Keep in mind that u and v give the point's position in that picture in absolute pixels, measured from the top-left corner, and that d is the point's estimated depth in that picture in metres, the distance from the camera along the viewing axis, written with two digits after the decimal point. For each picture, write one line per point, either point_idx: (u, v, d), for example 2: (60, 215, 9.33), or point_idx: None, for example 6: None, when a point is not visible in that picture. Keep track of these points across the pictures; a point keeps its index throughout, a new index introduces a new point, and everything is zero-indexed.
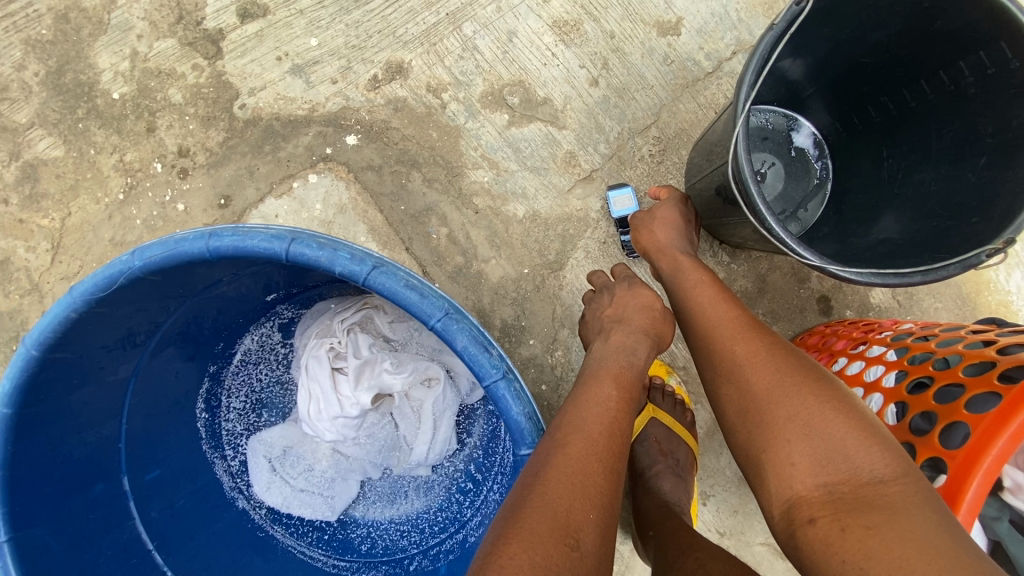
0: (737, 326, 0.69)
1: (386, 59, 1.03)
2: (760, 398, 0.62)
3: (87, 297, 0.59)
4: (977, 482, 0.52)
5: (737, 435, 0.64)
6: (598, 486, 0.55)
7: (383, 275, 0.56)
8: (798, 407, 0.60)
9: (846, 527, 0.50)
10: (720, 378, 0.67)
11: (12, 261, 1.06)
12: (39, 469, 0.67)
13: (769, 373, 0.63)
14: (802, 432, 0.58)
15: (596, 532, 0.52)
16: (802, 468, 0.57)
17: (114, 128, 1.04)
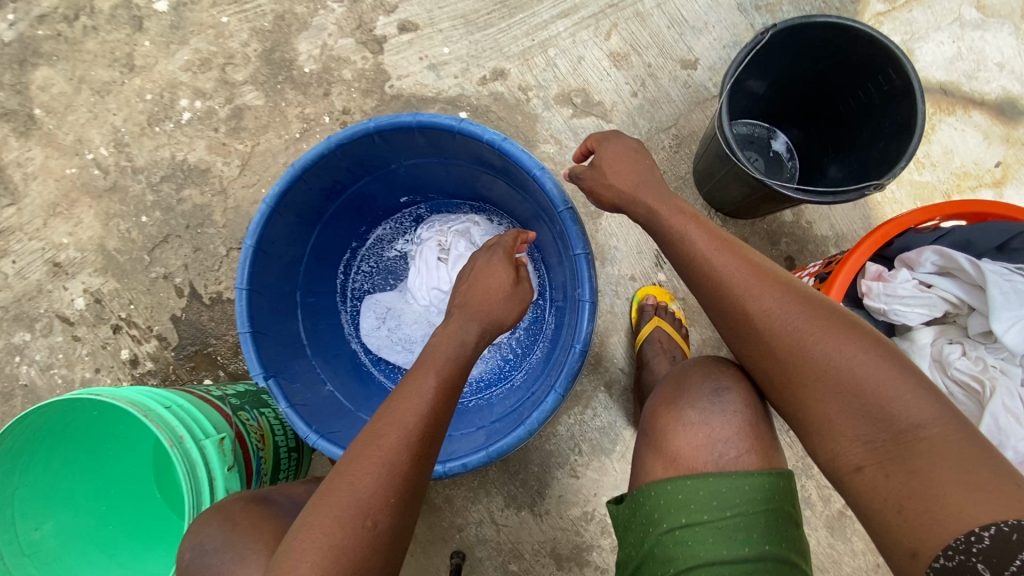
0: (764, 295, 0.85)
1: (494, 65, 1.50)
2: (797, 367, 0.81)
3: (337, 142, 0.99)
4: (840, 278, 0.90)
5: (782, 397, 0.85)
6: (399, 471, 0.75)
7: (511, 143, 0.96)
8: (831, 369, 0.79)
9: (890, 474, 0.73)
10: (758, 347, 0.86)
11: (211, 170, 1.49)
12: (268, 255, 1.03)
13: (796, 338, 0.82)
14: (839, 391, 0.78)
15: (390, 511, 0.73)
16: (846, 426, 0.78)
17: (301, 91, 1.51)
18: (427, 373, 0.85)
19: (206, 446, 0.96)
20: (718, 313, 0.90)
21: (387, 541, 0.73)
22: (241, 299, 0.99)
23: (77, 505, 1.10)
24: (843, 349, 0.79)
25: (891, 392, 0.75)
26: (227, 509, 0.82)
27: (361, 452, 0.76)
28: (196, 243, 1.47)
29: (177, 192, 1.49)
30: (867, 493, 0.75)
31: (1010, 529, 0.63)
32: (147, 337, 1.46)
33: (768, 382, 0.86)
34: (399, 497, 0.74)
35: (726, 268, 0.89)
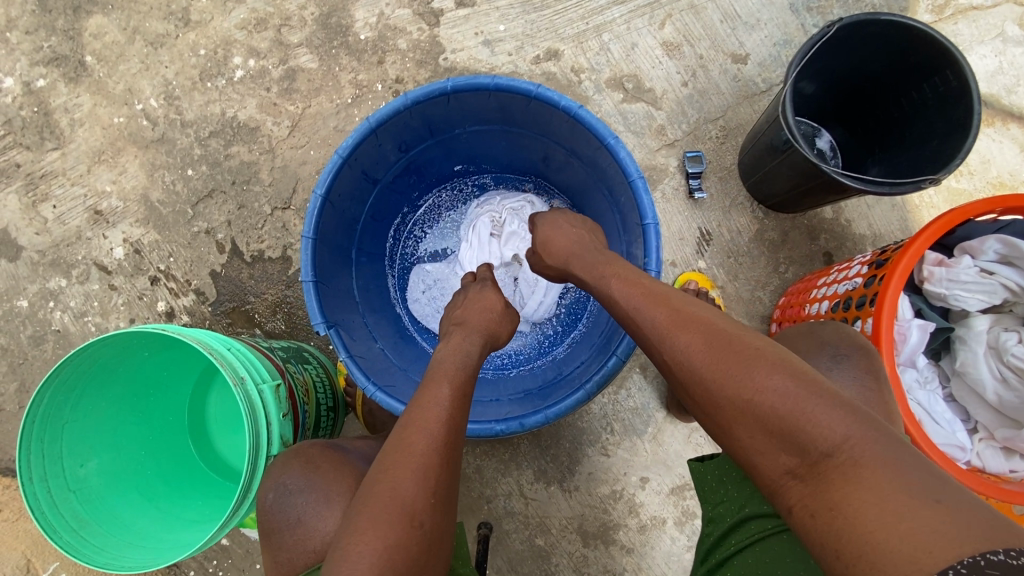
0: (670, 322, 0.79)
1: (548, 46, 1.52)
2: (711, 405, 0.69)
3: (413, 100, 1.00)
4: (904, 261, 0.90)
5: (712, 438, 0.71)
6: (437, 472, 0.72)
7: (587, 111, 0.98)
8: (740, 393, 0.66)
9: (814, 512, 0.57)
10: (675, 380, 0.76)
11: (261, 129, 1.50)
12: (334, 209, 1.04)
13: (701, 363, 0.71)
14: (757, 421, 0.64)
15: (433, 513, 0.70)
16: (770, 458, 0.63)
17: (355, 57, 1.52)
18: (437, 384, 0.84)
19: (265, 391, 0.96)
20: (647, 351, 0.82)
21: (430, 546, 0.70)
22: (304, 247, 0.97)
23: (118, 446, 1.06)
24: (752, 376, 0.66)
25: (803, 413, 0.61)
26: (306, 454, 0.94)
27: (392, 454, 0.74)
28: (241, 200, 1.47)
29: (225, 148, 1.49)
30: (811, 545, 0.58)
31: (967, 572, 0.46)
32: (184, 291, 1.46)
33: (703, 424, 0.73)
34: (440, 496, 0.71)
35: (638, 312, 0.83)
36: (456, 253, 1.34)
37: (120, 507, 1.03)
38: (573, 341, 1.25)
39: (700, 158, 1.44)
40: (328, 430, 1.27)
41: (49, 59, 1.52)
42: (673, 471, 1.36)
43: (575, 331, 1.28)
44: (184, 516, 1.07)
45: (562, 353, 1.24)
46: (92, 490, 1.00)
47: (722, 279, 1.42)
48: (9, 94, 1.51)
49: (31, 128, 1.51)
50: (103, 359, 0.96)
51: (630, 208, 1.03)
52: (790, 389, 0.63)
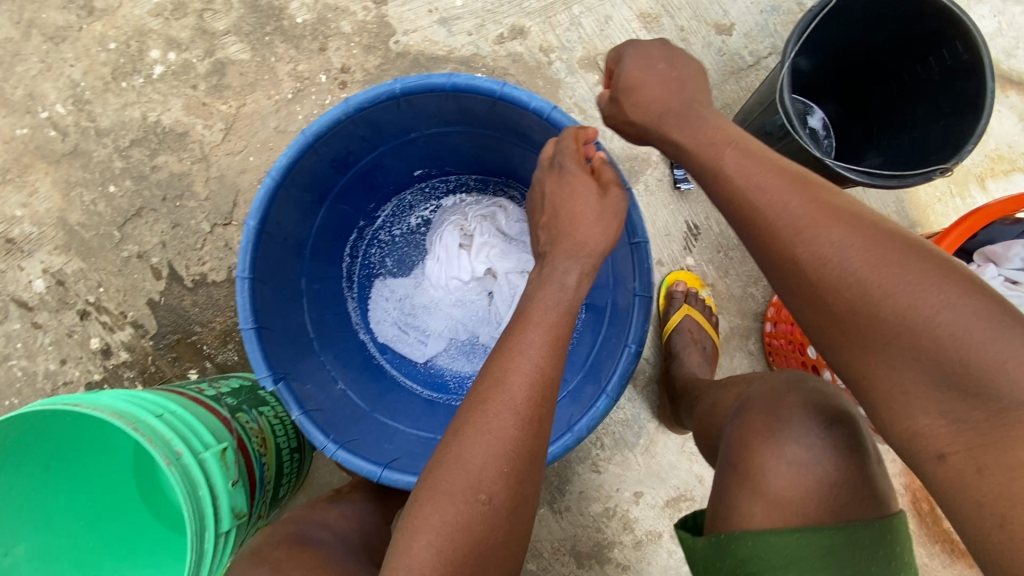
0: (809, 217, 0.64)
1: (513, 22, 1.35)
2: (863, 326, 0.59)
3: (357, 107, 0.85)
4: None
5: (837, 355, 0.63)
6: (519, 447, 0.66)
7: (561, 113, 0.84)
8: (922, 312, 0.56)
9: (984, 469, 0.52)
10: (803, 290, 0.64)
11: (190, 134, 1.31)
12: (274, 238, 0.90)
13: (865, 264, 0.60)
14: (917, 348, 0.56)
15: (521, 376, 0.68)
16: (922, 397, 0.56)
17: (293, 44, 1.32)
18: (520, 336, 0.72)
19: (206, 460, 0.83)
20: (765, 245, 0.67)
21: (502, 513, 0.65)
22: (242, 289, 0.85)
23: (51, 524, 0.94)
24: (919, 297, 0.56)
25: (990, 353, 0.53)
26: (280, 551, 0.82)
27: (462, 417, 0.69)
28: (175, 218, 1.30)
29: (150, 158, 1.30)
30: (952, 494, 0.54)
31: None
32: (120, 324, 1.30)
33: (817, 331, 0.65)
34: (514, 466, 0.66)
35: (775, 205, 0.67)
36: (423, 269, 1.22)
37: None
38: None
39: None
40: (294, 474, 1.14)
41: None
42: (668, 484, 1.28)
43: None
44: None
45: None
46: None
47: (713, 277, 1.32)
48: None
49: None
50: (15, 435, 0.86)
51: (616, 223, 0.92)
52: (967, 317, 0.54)
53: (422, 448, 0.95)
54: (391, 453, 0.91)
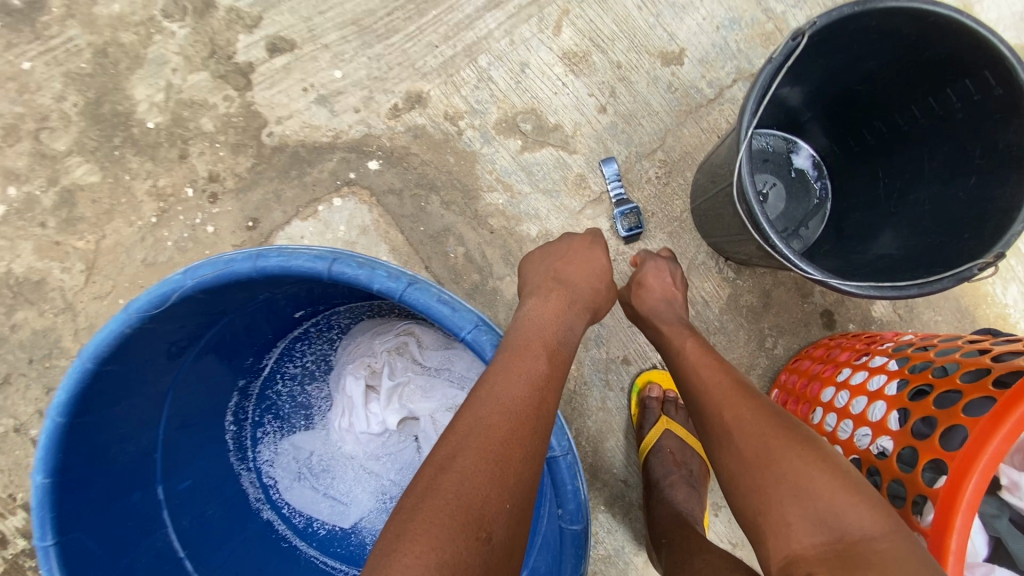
0: (725, 374, 0.73)
1: (407, 89, 1.09)
2: (755, 462, 0.62)
3: (143, 313, 0.65)
4: (973, 479, 0.54)
5: (732, 495, 0.65)
6: (518, 472, 0.55)
7: (417, 291, 0.64)
8: (794, 462, 0.60)
9: None
10: (708, 435, 0.69)
11: (48, 281, 1.11)
12: (81, 475, 0.70)
13: (749, 408, 0.67)
14: (793, 486, 0.59)
15: (509, 520, 0.53)
16: (798, 528, 0.57)
17: (148, 156, 1.10)
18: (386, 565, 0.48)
19: None
20: (688, 400, 0.75)
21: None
22: (46, 558, 0.66)
23: None
24: (794, 439, 0.62)
25: (843, 498, 0.56)
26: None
27: (459, 439, 0.57)
28: (47, 381, 1.11)
29: (8, 317, 1.11)
30: None
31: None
32: (10, 509, 1.13)
33: (720, 474, 0.67)
34: (518, 498, 0.54)
35: (696, 369, 0.75)
36: (330, 419, 0.99)
37: None
38: None
39: (638, 213, 1.04)
40: None
41: None
42: None
43: None
44: None
45: None
46: None
47: None
48: None
49: None
50: None
51: None
52: (840, 479, 0.58)
53: None
54: None
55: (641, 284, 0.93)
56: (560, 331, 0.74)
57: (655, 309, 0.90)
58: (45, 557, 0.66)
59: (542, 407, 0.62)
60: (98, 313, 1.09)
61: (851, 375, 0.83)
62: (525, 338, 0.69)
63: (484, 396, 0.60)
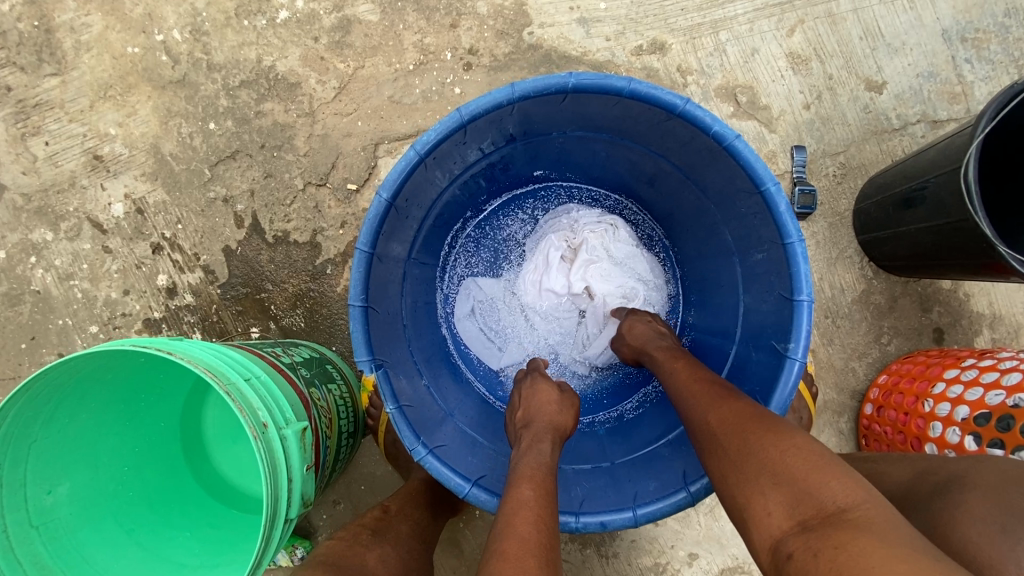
0: (704, 388, 0.77)
1: (654, 36, 1.26)
2: (739, 457, 0.65)
3: (522, 94, 0.77)
4: None
5: (729, 495, 0.65)
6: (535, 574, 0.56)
7: (743, 143, 0.74)
8: (770, 452, 0.62)
9: (817, 553, 0.52)
10: (701, 442, 0.71)
11: (302, 86, 1.26)
12: (395, 210, 0.82)
13: (726, 412, 0.70)
14: (774, 473, 0.61)
15: None
16: (778, 513, 0.58)
17: (424, 16, 1.26)
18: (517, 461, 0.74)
19: (288, 437, 0.77)
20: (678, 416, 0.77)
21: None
22: (361, 260, 0.78)
23: (95, 465, 0.88)
24: (786, 433, 0.64)
25: (818, 473, 0.58)
26: None
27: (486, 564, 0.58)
28: (268, 168, 1.25)
29: (257, 103, 1.25)
30: None
31: None
32: (191, 266, 1.25)
33: (719, 485, 0.67)
34: None
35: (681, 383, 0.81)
36: (518, 272, 1.12)
37: (90, 548, 0.85)
38: (645, 400, 1.05)
39: (813, 196, 1.22)
40: (346, 457, 1.11)
41: None
42: (727, 552, 1.19)
43: (647, 386, 1.08)
44: (168, 555, 0.90)
45: (633, 415, 1.04)
46: (60, 523, 0.82)
47: (817, 343, 1.24)
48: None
49: (27, 45, 1.27)
50: (87, 368, 0.78)
51: (767, 271, 0.81)
52: (810, 457, 0.60)
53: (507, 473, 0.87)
54: (477, 465, 0.86)
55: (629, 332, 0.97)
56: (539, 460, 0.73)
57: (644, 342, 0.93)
58: (356, 260, 0.78)
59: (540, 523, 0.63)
60: (337, 127, 1.25)
61: (982, 363, 0.99)
62: (523, 467, 0.72)
63: (502, 531, 0.62)
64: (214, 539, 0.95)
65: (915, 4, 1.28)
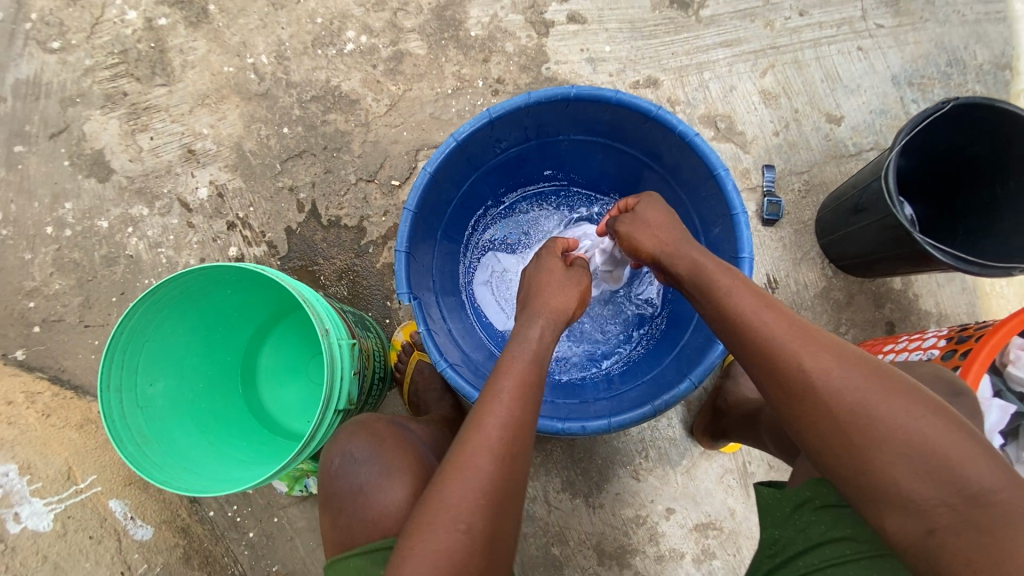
0: (796, 338, 0.76)
1: (649, 74, 1.54)
2: (862, 429, 0.69)
3: (536, 100, 1.03)
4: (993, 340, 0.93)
5: (831, 456, 0.71)
6: (488, 470, 0.74)
7: (702, 139, 0.99)
8: (897, 425, 0.68)
9: (964, 536, 0.62)
10: (798, 400, 0.73)
11: (361, 102, 1.55)
12: (435, 184, 1.07)
13: (841, 377, 0.72)
14: (904, 449, 0.67)
15: (480, 516, 0.72)
16: (908, 485, 0.66)
17: (463, 52, 1.56)
18: (501, 378, 0.83)
19: (343, 346, 1.00)
20: (766, 366, 0.77)
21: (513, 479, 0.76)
22: (407, 217, 1.02)
23: (181, 374, 1.09)
24: (904, 402, 0.69)
25: (950, 451, 0.65)
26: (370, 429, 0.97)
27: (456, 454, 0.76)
28: (328, 165, 1.52)
29: (323, 114, 1.54)
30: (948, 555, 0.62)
31: None
32: (257, 241, 1.50)
33: (820, 442, 0.72)
34: (489, 495, 0.73)
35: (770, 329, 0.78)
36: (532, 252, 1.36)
37: (178, 434, 1.05)
38: (628, 360, 1.25)
39: (779, 206, 1.44)
40: (374, 400, 1.32)
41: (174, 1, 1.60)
42: (700, 509, 1.36)
43: (629, 350, 1.28)
44: (231, 453, 1.10)
45: (616, 371, 1.23)
46: (155, 411, 1.03)
47: None
48: (131, 27, 1.60)
49: (145, 62, 1.59)
50: (194, 286, 1.02)
51: (723, 240, 1.04)
52: (938, 430, 0.66)
53: None
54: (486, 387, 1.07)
55: (651, 233, 1.00)
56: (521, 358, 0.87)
57: (669, 239, 0.97)
58: (404, 217, 1.02)
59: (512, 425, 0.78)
60: (387, 135, 1.52)
61: (914, 338, 1.19)
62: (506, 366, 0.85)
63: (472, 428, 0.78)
64: (265, 452, 1.16)
65: (868, 55, 1.54)
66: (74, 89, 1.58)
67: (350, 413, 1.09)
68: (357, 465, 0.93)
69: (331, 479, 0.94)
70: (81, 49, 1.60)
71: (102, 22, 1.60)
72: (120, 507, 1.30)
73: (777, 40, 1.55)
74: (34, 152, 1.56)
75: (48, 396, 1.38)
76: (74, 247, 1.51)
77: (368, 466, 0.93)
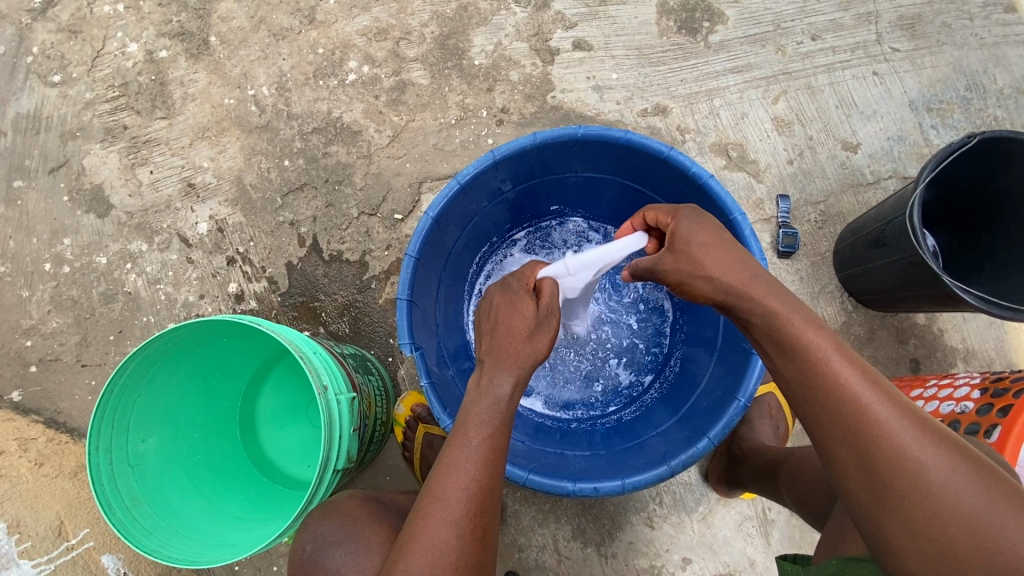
0: (891, 412, 0.69)
1: (657, 101, 1.50)
2: (960, 528, 0.62)
3: (542, 141, 0.99)
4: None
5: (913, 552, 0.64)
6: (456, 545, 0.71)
7: (716, 182, 0.95)
8: (1005, 531, 0.61)
9: None
10: (888, 484, 0.66)
11: (363, 134, 1.52)
12: (438, 227, 1.03)
13: (935, 464, 0.65)
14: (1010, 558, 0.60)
15: None
16: None
17: (467, 81, 1.53)
18: (465, 438, 0.77)
19: (342, 402, 0.95)
20: (850, 439, 0.69)
21: (484, 546, 0.73)
22: (409, 265, 0.98)
23: (176, 426, 1.06)
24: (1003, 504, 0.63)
25: None
26: (341, 507, 0.99)
27: (421, 522, 0.73)
28: (330, 198, 1.49)
29: (324, 146, 1.51)
30: None
31: None
32: (257, 277, 1.47)
33: (901, 533, 0.65)
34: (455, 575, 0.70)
35: (861, 398, 0.70)
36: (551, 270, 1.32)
37: (170, 491, 1.01)
38: (641, 406, 1.20)
39: (795, 238, 1.39)
40: (376, 446, 1.27)
41: (175, 33, 1.59)
42: (718, 559, 1.30)
43: (644, 394, 1.23)
44: (225, 509, 1.06)
45: (629, 417, 1.19)
46: (147, 468, 1.00)
47: None
48: (131, 59, 1.59)
49: (145, 95, 1.57)
50: (187, 339, 0.99)
51: None
52: None
53: (516, 453, 1.01)
54: None
55: (704, 270, 0.84)
56: (486, 406, 0.80)
57: (734, 277, 0.82)
58: (405, 265, 0.98)
59: (483, 497, 0.74)
60: (389, 167, 1.49)
61: (942, 382, 1.13)
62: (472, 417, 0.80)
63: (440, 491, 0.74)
64: (264, 503, 1.12)
65: (884, 80, 1.50)
66: (74, 122, 1.57)
67: (350, 468, 1.06)
68: (332, 549, 0.94)
69: (305, 565, 0.96)
70: (82, 82, 1.58)
71: (103, 54, 1.59)
72: (112, 562, 1.31)
73: (789, 65, 1.51)
74: (34, 187, 1.54)
75: (42, 442, 1.37)
76: (73, 284, 1.48)
77: (343, 548, 0.94)
